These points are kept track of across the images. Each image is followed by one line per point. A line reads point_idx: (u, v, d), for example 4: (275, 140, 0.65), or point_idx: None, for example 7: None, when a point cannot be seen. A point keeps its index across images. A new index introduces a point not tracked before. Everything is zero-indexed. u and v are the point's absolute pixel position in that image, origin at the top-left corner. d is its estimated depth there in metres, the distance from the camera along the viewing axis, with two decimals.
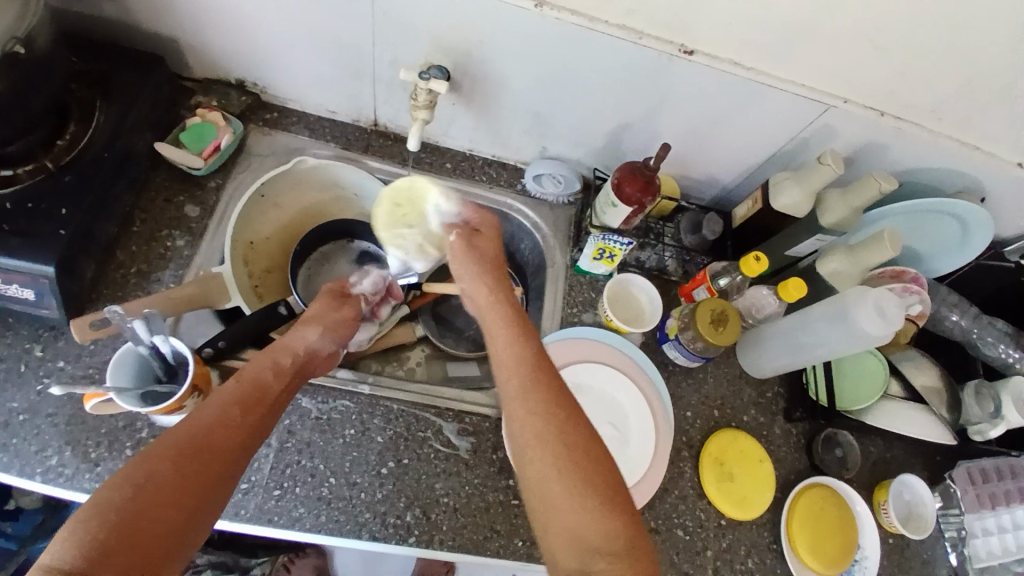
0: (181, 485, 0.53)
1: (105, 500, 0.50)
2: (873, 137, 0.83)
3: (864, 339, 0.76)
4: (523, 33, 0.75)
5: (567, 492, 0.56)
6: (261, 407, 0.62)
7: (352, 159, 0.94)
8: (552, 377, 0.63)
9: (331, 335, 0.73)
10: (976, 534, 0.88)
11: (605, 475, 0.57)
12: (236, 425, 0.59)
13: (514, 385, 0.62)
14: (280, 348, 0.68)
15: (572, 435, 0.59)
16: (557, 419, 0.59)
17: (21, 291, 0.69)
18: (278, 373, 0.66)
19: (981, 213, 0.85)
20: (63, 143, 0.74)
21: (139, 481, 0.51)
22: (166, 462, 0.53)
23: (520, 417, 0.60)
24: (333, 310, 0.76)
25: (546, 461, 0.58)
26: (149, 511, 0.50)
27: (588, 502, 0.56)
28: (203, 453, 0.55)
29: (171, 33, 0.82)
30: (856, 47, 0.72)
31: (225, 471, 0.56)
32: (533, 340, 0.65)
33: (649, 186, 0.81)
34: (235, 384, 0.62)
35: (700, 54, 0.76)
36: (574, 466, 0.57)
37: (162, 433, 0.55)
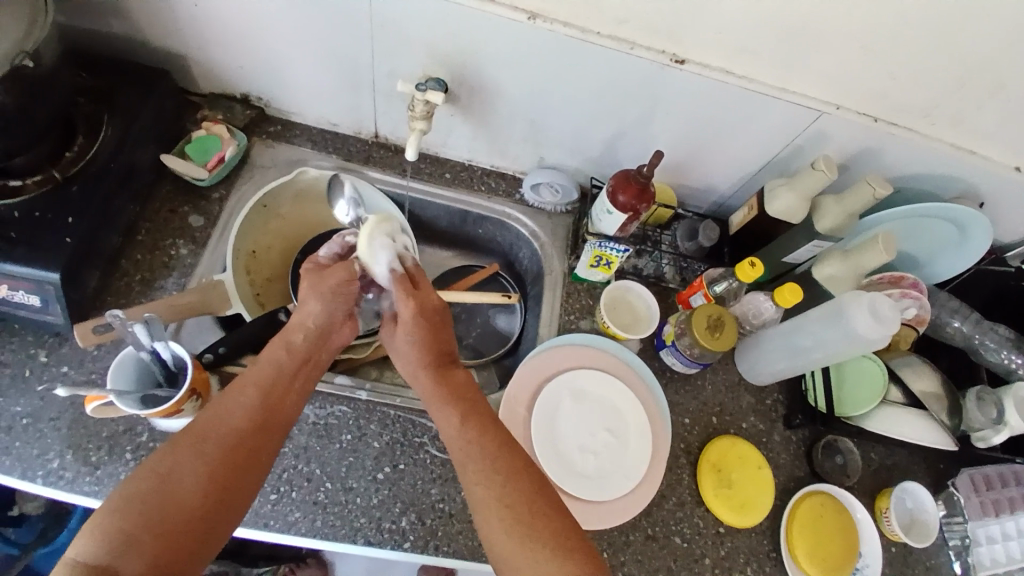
0: (204, 478, 0.55)
1: (130, 492, 0.53)
2: (866, 143, 0.83)
3: (859, 343, 0.76)
4: (517, 45, 0.77)
5: (512, 551, 0.58)
6: (285, 394, 0.63)
7: (354, 171, 0.96)
8: (497, 434, 0.64)
9: (332, 301, 0.69)
10: (980, 541, 0.86)
11: (557, 527, 0.59)
12: (259, 415, 0.60)
13: (456, 452, 0.63)
14: (292, 327, 0.67)
15: (517, 495, 0.60)
16: (500, 478, 0.61)
17: (27, 297, 0.71)
18: (292, 353, 0.66)
19: (978, 216, 0.85)
20: (71, 155, 0.76)
21: (161, 475, 0.54)
22: (189, 454, 0.56)
23: (470, 481, 0.62)
24: (326, 275, 0.70)
25: (490, 521, 0.59)
26: (173, 503, 0.53)
27: (539, 558, 0.57)
28: (226, 443, 0.58)
29: (177, 49, 0.84)
30: (847, 51, 0.73)
31: (251, 461, 0.59)
32: (474, 408, 0.66)
33: (644, 192, 0.82)
34: (255, 371, 0.63)
35: (690, 63, 0.77)
36: (511, 526, 0.58)
37: (190, 424, 0.58)
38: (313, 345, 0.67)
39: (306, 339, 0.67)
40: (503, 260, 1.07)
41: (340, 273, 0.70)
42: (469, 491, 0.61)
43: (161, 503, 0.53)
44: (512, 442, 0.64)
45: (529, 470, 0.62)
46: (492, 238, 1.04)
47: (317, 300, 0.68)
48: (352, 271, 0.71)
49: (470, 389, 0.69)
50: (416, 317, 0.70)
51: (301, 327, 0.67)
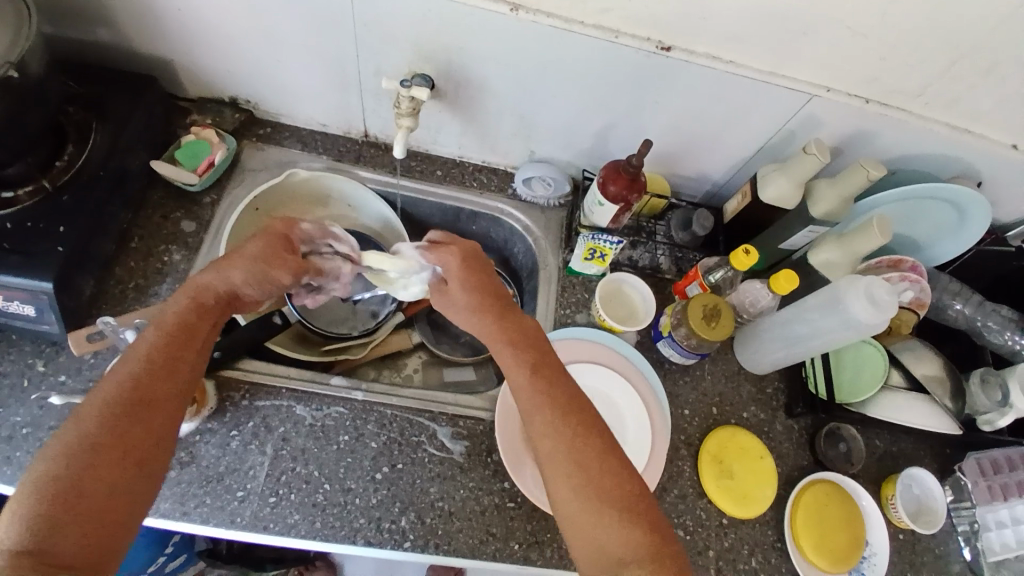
0: (114, 446, 0.55)
1: (43, 473, 0.52)
2: (860, 126, 0.82)
3: (858, 328, 0.75)
4: (502, 38, 0.77)
5: (584, 511, 0.58)
6: (189, 352, 0.62)
7: (345, 171, 0.96)
8: (560, 391, 0.64)
9: (261, 282, 0.68)
10: (989, 526, 0.85)
11: (625, 488, 0.59)
12: (162, 376, 0.59)
13: (525, 402, 0.63)
14: (199, 285, 0.66)
15: (585, 452, 0.60)
16: (565, 436, 0.61)
17: (21, 307, 0.72)
18: (202, 312, 0.65)
19: (976, 195, 0.83)
20: (61, 165, 0.76)
21: (71, 451, 0.53)
22: (94, 426, 0.55)
23: (537, 432, 0.62)
24: (263, 251, 0.69)
25: (558, 478, 0.60)
26: (85, 475, 0.53)
27: (608, 518, 0.57)
28: (131, 407, 0.57)
29: (164, 55, 0.84)
30: (835, 32, 0.71)
31: (163, 425, 0.58)
32: (542, 359, 0.66)
33: (635, 182, 0.81)
34: (157, 333, 0.62)
35: (678, 50, 0.76)
36: (583, 486, 0.58)
37: (91, 396, 0.57)
38: (222, 304, 0.67)
39: (216, 300, 0.66)
40: (498, 256, 1.07)
41: (284, 265, 0.70)
42: (539, 444, 0.62)
43: (73, 478, 0.52)
44: (575, 395, 0.64)
45: (591, 425, 0.62)
46: (487, 235, 1.04)
47: (243, 271, 0.67)
48: (296, 266, 0.71)
49: (534, 334, 0.69)
50: (462, 265, 0.72)
51: (212, 289, 0.66)
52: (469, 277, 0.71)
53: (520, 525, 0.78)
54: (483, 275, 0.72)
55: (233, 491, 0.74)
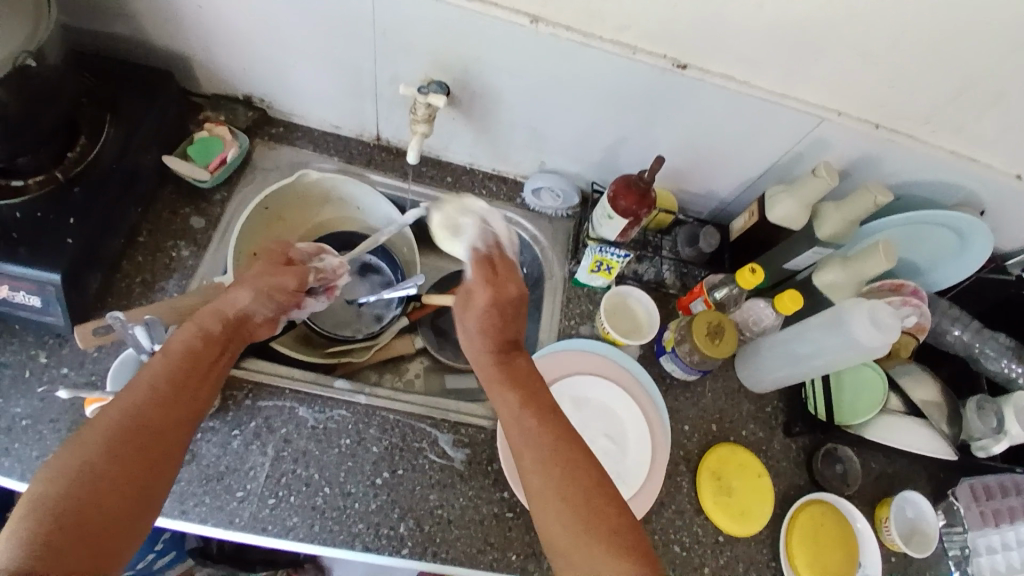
0: (116, 469, 0.55)
1: (41, 494, 0.52)
2: (868, 151, 0.83)
3: (859, 350, 0.76)
4: (520, 50, 0.77)
5: (577, 542, 0.58)
6: (197, 383, 0.63)
7: (355, 173, 0.96)
8: (559, 422, 0.65)
9: (264, 300, 0.71)
10: (980, 551, 0.86)
11: (615, 520, 0.60)
12: (170, 404, 0.60)
13: (517, 440, 0.65)
14: (207, 315, 0.67)
15: (575, 487, 0.61)
16: (562, 469, 0.62)
17: (28, 298, 0.71)
18: (208, 341, 0.66)
19: (979, 223, 0.85)
20: (72, 156, 0.76)
21: (70, 473, 0.53)
22: (95, 449, 0.55)
23: (526, 471, 0.63)
24: (273, 272, 0.73)
25: (547, 513, 0.61)
26: (83, 499, 0.53)
27: (598, 551, 0.58)
28: (136, 434, 0.57)
29: (181, 51, 0.85)
30: (848, 59, 0.73)
31: (166, 453, 0.59)
32: (531, 395, 0.67)
33: (645, 198, 0.82)
34: (164, 360, 0.63)
35: (693, 70, 0.77)
36: (574, 516, 0.59)
37: (94, 419, 0.57)
38: (229, 331, 0.68)
39: (223, 326, 0.68)
40: None
41: (290, 276, 0.74)
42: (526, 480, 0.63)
43: (71, 500, 0.52)
44: (571, 428, 0.65)
45: (582, 464, 0.62)
46: None
47: (250, 291, 0.70)
48: (300, 278, 0.75)
49: (530, 376, 0.69)
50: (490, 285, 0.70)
51: (220, 314, 0.68)
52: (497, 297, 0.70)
53: (519, 535, 0.78)
54: (518, 308, 0.71)
55: (233, 491, 0.74)
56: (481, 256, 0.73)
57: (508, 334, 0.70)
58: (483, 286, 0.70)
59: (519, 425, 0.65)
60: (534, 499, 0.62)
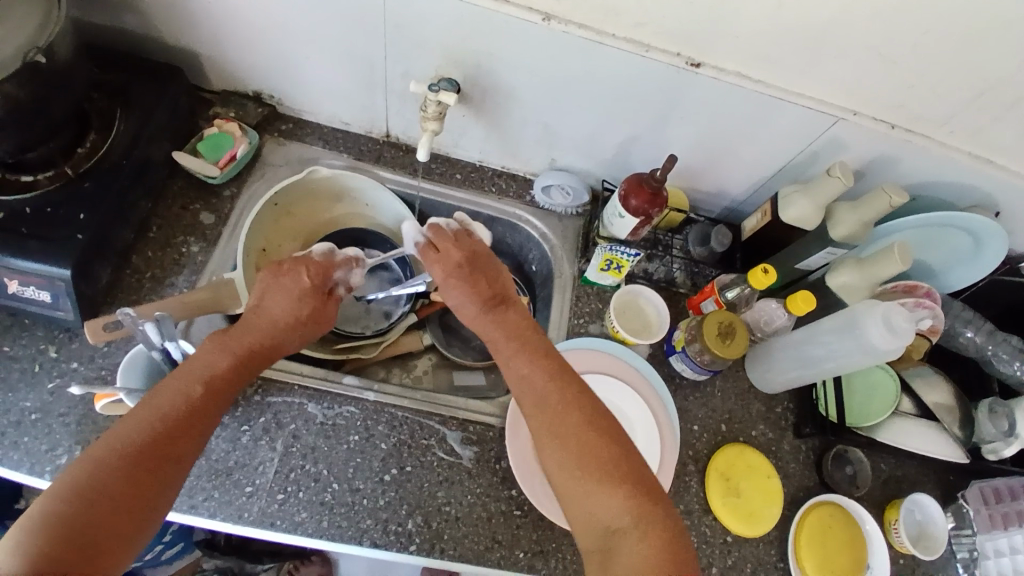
0: (127, 475, 0.55)
1: (51, 495, 0.52)
2: (883, 150, 0.82)
3: (873, 354, 0.76)
4: (532, 47, 0.77)
5: (574, 484, 0.61)
6: (211, 386, 0.63)
7: (365, 169, 0.96)
8: (552, 363, 0.67)
9: (292, 312, 0.70)
10: (988, 553, 0.85)
11: (608, 454, 0.61)
12: (180, 409, 0.60)
13: (518, 388, 0.66)
14: (227, 329, 0.67)
15: (578, 429, 0.62)
16: (557, 410, 0.64)
17: (38, 292, 0.71)
18: (224, 347, 0.65)
19: (993, 225, 0.83)
20: (84, 151, 0.77)
21: (78, 481, 0.53)
22: (107, 456, 0.55)
23: (528, 413, 0.65)
24: (298, 284, 0.71)
25: (549, 458, 0.62)
26: (90, 504, 0.53)
27: (596, 487, 0.60)
28: (145, 441, 0.57)
29: (192, 46, 0.84)
30: (866, 59, 0.72)
31: (175, 457, 0.58)
32: (525, 343, 0.68)
33: (657, 197, 0.81)
34: (177, 373, 0.62)
35: (707, 67, 0.76)
36: (571, 454, 0.61)
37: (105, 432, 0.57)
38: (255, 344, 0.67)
39: (240, 331, 0.67)
40: (512, 261, 1.07)
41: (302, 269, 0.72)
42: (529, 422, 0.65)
43: (80, 505, 0.52)
44: (566, 370, 0.67)
45: (580, 403, 0.64)
46: (502, 240, 1.04)
47: (277, 301, 0.70)
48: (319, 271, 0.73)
49: (524, 324, 0.70)
50: (453, 266, 0.71)
51: (243, 324, 0.68)
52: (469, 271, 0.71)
53: (526, 534, 0.78)
54: (477, 262, 0.72)
55: (242, 487, 0.74)
56: (425, 245, 0.73)
57: (487, 292, 0.71)
58: (433, 264, 0.72)
59: (513, 371, 0.67)
60: (536, 438, 0.64)
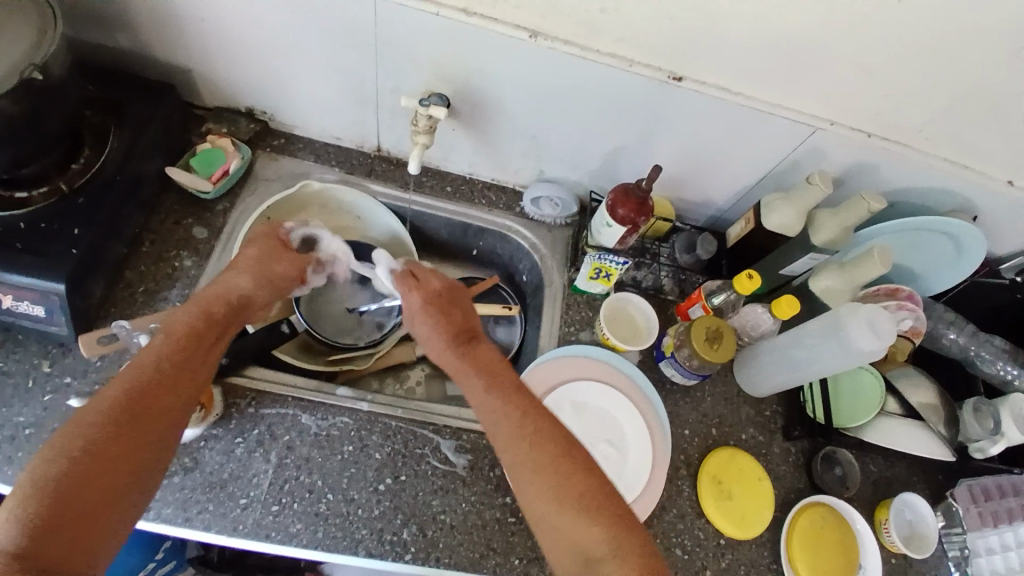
0: (121, 454, 0.54)
1: (42, 475, 0.51)
2: (861, 157, 0.85)
3: (858, 354, 0.77)
4: (519, 61, 0.79)
5: (550, 516, 0.60)
6: (197, 355, 0.63)
7: (356, 183, 0.97)
8: (524, 397, 0.66)
9: (265, 284, 0.73)
10: (979, 552, 0.86)
11: (583, 486, 0.60)
12: (170, 381, 0.59)
13: (484, 419, 0.66)
14: (206, 300, 0.68)
15: (551, 461, 0.61)
16: (532, 442, 0.62)
17: (32, 307, 0.72)
18: (208, 321, 0.66)
19: (972, 232, 0.87)
20: (78, 167, 0.78)
21: (72, 452, 0.52)
22: (97, 426, 0.54)
23: (500, 444, 0.64)
24: (271, 258, 0.75)
25: (529, 485, 0.61)
26: (86, 482, 0.52)
27: (575, 518, 0.59)
28: (138, 413, 0.56)
29: (185, 64, 0.86)
30: (840, 69, 0.74)
31: (169, 428, 0.58)
32: (497, 376, 0.68)
33: (643, 206, 0.83)
34: (165, 338, 0.62)
35: (688, 80, 0.79)
36: (549, 485, 0.60)
37: (94, 399, 0.56)
38: (229, 314, 0.69)
39: (224, 309, 0.68)
40: (503, 272, 1.08)
41: (288, 264, 0.77)
42: (501, 453, 0.64)
43: (72, 486, 0.51)
44: (536, 404, 0.66)
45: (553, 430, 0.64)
46: (493, 251, 1.05)
47: (251, 275, 0.72)
48: (300, 265, 0.79)
49: (496, 360, 0.71)
50: (428, 304, 0.75)
51: (221, 296, 0.69)
52: (439, 309, 0.75)
53: (521, 541, 0.78)
54: (453, 297, 0.76)
55: (236, 498, 0.74)
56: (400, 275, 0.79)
57: (459, 326, 0.74)
58: (411, 292, 0.77)
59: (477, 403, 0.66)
60: (511, 470, 0.63)
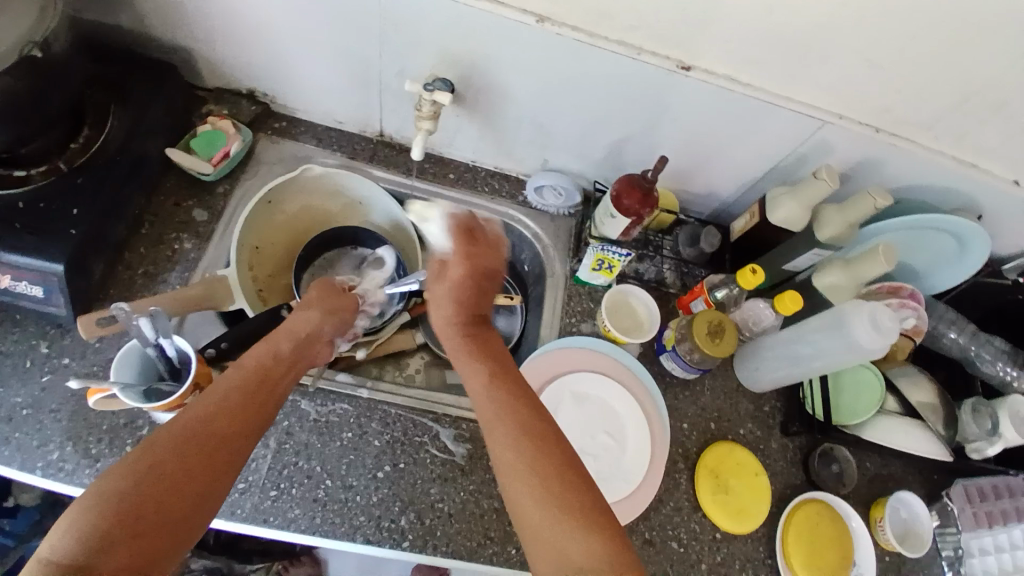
0: (183, 478, 0.53)
1: (107, 490, 0.50)
2: (869, 154, 0.84)
3: (859, 351, 0.77)
4: (526, 47, 0.77)
5: (543, 524, 0.56)
6: (267, 392, 0.62)
7: (358, 168, 0.96)
8: (525, 400, 0.64)
9: (330, 318, 0.75)
10: (973, 552, 0.86)
11: (582, 493, 0.58)
12: (238, 413, 0.59)
13: (487, 414, 0.63)
14: (278, 338, 0.68)
15: (548, 465, 0.59)
16: (529, 445, 0.60)
17: (30, 287, 0.71)
18: (278, 357, 0.66)
19: (979, 231, 0.86)
20: (77, 145, 0.77)
21: (138, 470, 0.51)
22: (167, 447, 0.54)
23: (496, 444, 0.61)
24: (332, 297, 0.78)
25: (519, 489, 0.58)
26: (149, 503, 0.50)
27: (569, 525, 0.56)
28: (205, 438, 0.55)
29: (187, 43, 0.85)
30: (853, 63, 0.73)
31: (231, 460, 0.56)
32: (504, 375, 0.66)
33: (648, 198, 0.83)
34: (238, 371, 0.63)
35: (698, 70, 0.78)
36: (541, 491, 0.57)
37: (168, 421, 0.56)
38: (298, 353, 0.68)
39: (292, 347, 0.68)
40: (504, 261, 1.08)
41: (343, 301, 0.79)
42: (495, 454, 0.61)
43: (132, 504, 0.50)
44: (536, 407, 0.64)
45: (553, 436, 0.61)
46: None
47: (320, 313, 0.74)
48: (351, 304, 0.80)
49: (501, 358, 0.69)
50: (473, 278, 0.72)
51: (293, 335, 0.69)
52: (470, 286, 0.72)
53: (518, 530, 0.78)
54: (481, 283, 0.72)
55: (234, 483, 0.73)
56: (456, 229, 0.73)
57: (475, 313, 0.73)
58: (459, 259, 0.72)
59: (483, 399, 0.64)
60: (505, 476, 0.59)
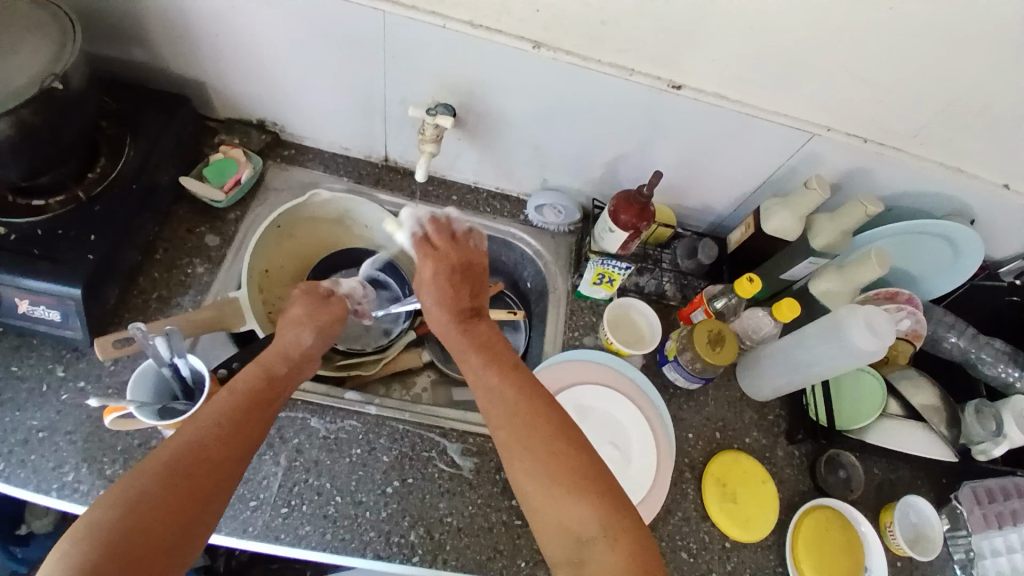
0: (172, 500, 0.55)
1: (97, 521, 0.52)
2: (858, 163, 0.87)
3: (858, 356, 0.78)
4: (522, 71, 0.81)
5: (549, 495, 0.61)
6: (254, 414, 0.64)
7: (364, 192, 1.00)
8: (521, 376, 0.69)
9: (315, 332, 0.74)
10: (985, 554, 0.85)
11: (575, 464, 0.62)
12: (224, 436, 0.60)
13: (485, 398, 0.67)
14: (264, 359, 0.70)
15: (545, 445, 0.63)
16: (528, 422, 0.64)
17: (48, 312, 0.74)
18: (263, 378, 0.68)
19: (970, 236, 0.88)
20: (93, 176, 0.80)
21: (128, 499, 0.53)
22: (153, 476, 0.55)
23: (496, 424, 0.66)
24: (315, 307, 0.76)
25: (520, 466, 0.63)
26: (139, 527, 0.52)
27: (567, 496, 0.60)
28: (192, 462, 0.57)
29: (198, 78, 0.89)
30: (836, 76, 0.76)
31: (222, 477, 0.59)
32: (498, 358, 0.71)
33: (644, 212, 0.85)
34: (223, 396, 0.64)
35: (687, 88, 0.81)
36: (541, 465, 0.62)
37: (154, 451, 0.58)
38: (289, 371, 0.70)
39: (279, 365, 0.70)
40: (507, 279, 1.10)
41: (330, 307, 0.78)
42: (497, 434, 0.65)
43: (124, 531, 0.52)
44: (532, 383, 0.68)
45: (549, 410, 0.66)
46: (498, 258, 1.07)
47: (307, 329, 0.74)
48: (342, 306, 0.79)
49: (494, 341, 0.74)
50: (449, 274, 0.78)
51: (279, 353, 0.71)
52: (448, 280, 0.77)
53: (527, 543, 0.79)
54: (461, 280, 0.78)
55: (246, 501, 0.75)
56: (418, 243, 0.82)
57: (464, 305, 0.76)
58: (425, 261, 0.79)
59: (482, 382, 0.68)
60: (508, 459, 0.64)
